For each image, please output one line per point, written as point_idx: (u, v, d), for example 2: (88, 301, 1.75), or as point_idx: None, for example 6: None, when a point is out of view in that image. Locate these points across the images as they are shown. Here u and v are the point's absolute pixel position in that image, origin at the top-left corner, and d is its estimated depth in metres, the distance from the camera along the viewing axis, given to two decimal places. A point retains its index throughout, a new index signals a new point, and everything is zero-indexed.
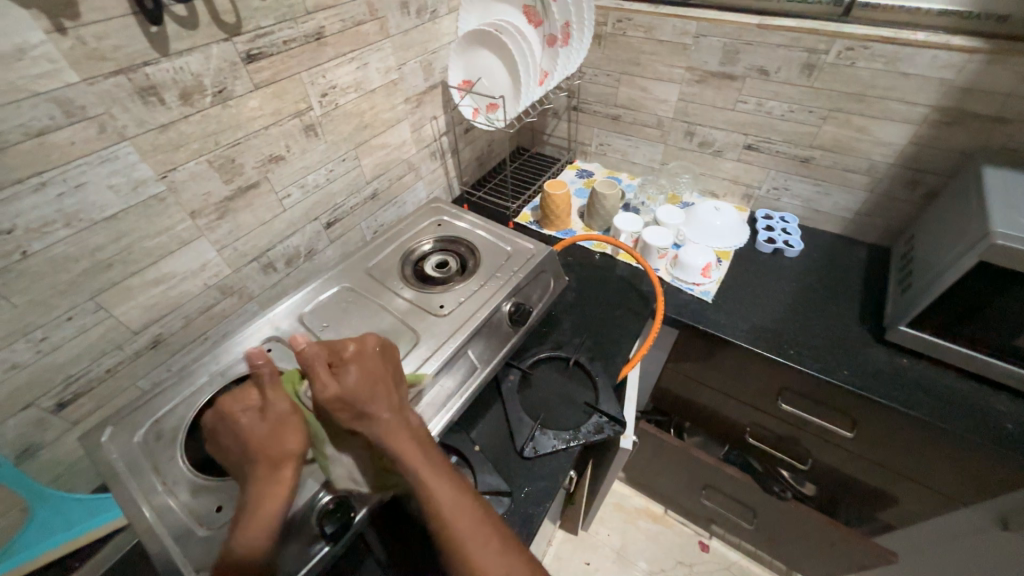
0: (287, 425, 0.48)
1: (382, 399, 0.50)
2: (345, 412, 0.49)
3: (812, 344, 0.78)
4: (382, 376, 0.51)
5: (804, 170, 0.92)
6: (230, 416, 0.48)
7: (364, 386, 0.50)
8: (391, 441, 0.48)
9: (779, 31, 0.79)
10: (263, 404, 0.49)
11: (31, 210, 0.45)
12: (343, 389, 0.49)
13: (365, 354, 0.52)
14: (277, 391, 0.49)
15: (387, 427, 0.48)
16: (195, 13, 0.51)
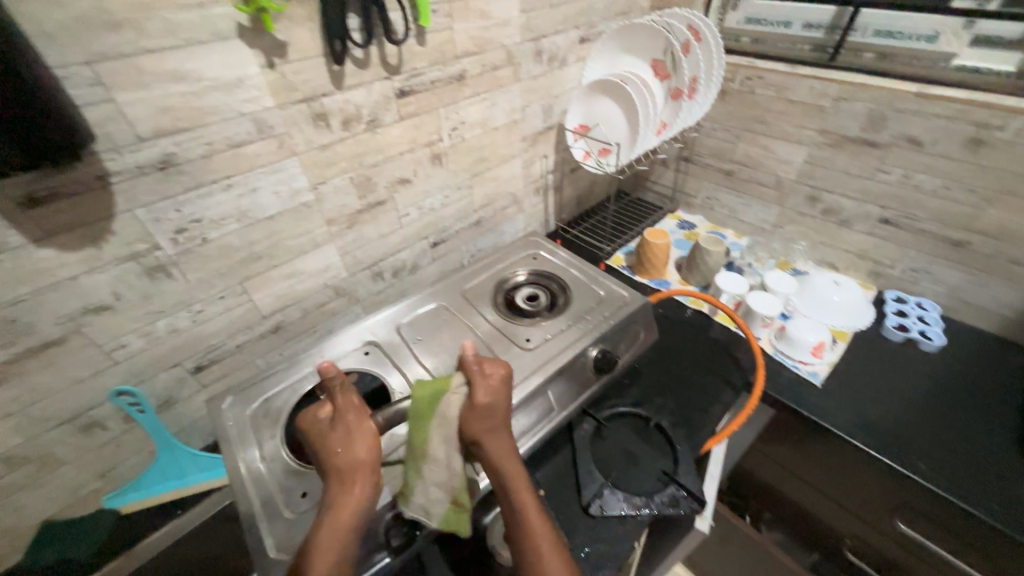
0: (356, 435, 0.48)
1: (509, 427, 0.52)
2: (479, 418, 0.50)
3: (947, 460, 0.65)
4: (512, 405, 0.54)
5: (955, 254, 0.80)
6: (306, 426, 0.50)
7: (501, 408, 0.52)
8: (510, 472, 0.49)
9: (941, 102, 0.71)
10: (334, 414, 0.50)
11: (216, 205, 0.55)
12: (489, 403, 0.51)
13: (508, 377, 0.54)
14: (346, 399, 0.50)
15: (499, 442, 0.50)
16: (369, 56, 0.59)
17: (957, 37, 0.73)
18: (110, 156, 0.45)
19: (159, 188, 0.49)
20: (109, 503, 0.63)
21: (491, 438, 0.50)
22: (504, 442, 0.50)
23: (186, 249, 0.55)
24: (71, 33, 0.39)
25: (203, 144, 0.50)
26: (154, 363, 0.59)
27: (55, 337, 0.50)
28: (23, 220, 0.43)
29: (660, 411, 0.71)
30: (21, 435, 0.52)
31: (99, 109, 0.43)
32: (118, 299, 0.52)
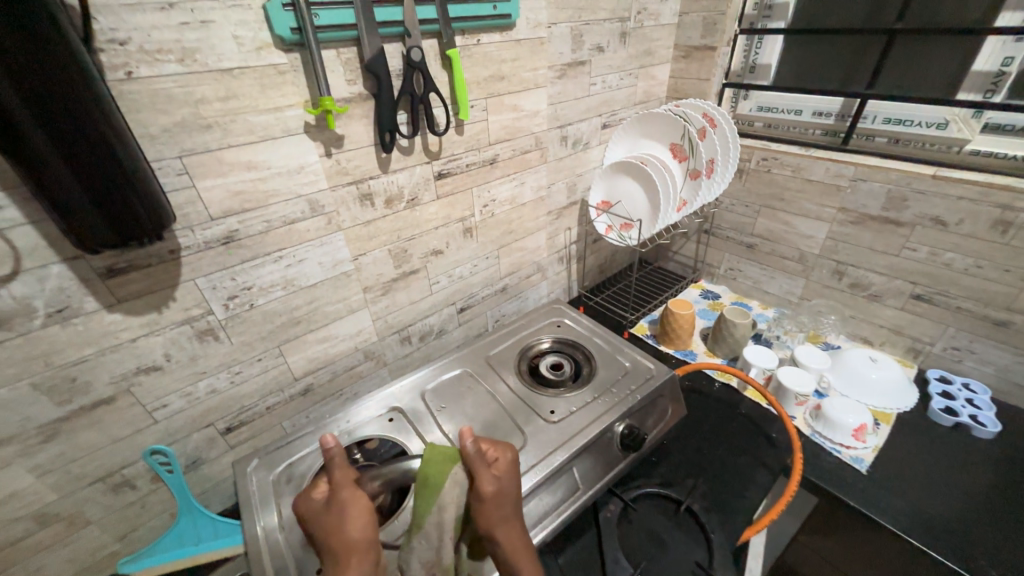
0: (352, 509, 0.45)
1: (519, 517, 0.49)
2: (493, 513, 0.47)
3: (1022, 566, 0.58)
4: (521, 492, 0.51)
5: (998, 334, 0.77)
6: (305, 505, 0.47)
7: (511, 499, 0.49)
8: (525, 569, 0.46)
9: (960, 184, 0.73)
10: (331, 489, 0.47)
11: (267, 275, 0.60)
12: (504, 496, 0.48)
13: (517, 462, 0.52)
14: (344, 475, 0.48)
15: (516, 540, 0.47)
16: (413, 145, 0.66)
17: (968, 125, 0.75)
18: (183, 233, 0.51)
19: (220, 260, 0.55)
20: (123, 568, 0.61)
21: (501, 534, 0.47)
22: (516, 536, 0.48)
23: (235, 313, 0.59)
24: (170, 134, 0.46)
25: (263, 221, 0.56)
26: (190, 423, 0.61)
27: (107, 395, 0.53)
28: (101, 288, 0.48)
29: (692, 494, 0.67)
30: (57, 492, 0.53)
31: (182, 193, 0.49)
32: (167, 360, 0.56)
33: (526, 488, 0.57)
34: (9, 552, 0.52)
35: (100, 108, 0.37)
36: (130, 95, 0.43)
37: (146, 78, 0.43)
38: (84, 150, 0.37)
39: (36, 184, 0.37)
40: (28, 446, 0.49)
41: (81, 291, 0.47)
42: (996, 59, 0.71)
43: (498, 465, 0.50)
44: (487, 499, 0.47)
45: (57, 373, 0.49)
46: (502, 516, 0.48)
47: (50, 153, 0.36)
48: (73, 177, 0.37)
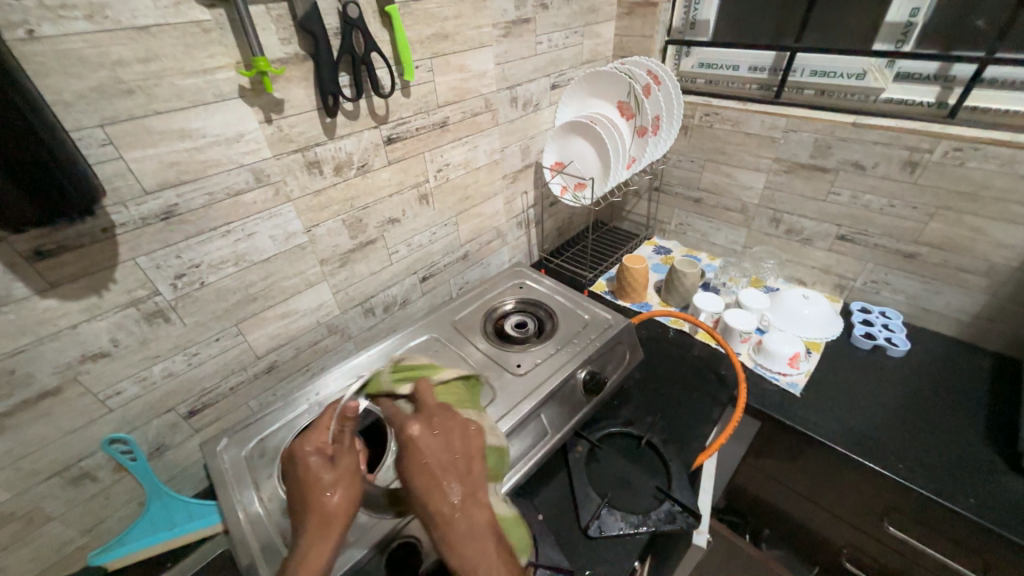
0: (346, 479, 0.48)
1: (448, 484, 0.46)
2: (420, 469, 0.47)
3: (923, 458, 0.69)
4: (445, 455, 0.48)
5: (908, 265, 0.87)
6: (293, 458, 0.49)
7: (445, 456, 0.48)
8: (453, 535, 0.44)
9: (876, 130, 0.80)
10: (332, 454, 0.49)
11: (215, 251, 0.57)
12: (428, 445, 0.48)
13: (457, 433, 0.50)
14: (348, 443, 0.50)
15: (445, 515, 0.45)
16: (359, 109, 0.64)
17: (882, 75, 0.82)
18: (117, 209, 0.48)
19: (161, 237, 0.52)
20: (94, 560, 0.61)
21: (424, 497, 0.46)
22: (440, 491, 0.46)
23: (184, 293, 0.57)
24: (88, 100, 0.43)
25: (205, 193, 0.54)
26: (149, 408, 0.59)
27: (52, 386, 0.50)
28: (30, 272, 0.45)
29: (650, 430, 0.74)
30: (10, 490, 0.51)
31: (110, 166, 0.46)
32: (116, 345, 0.53)
33: None
34: None
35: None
36: (36, 57, 0.39)
37: (51, 37, 0.40)
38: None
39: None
40: None
41: (9, 277, 0.44)
42: (905, 10, 0.77)
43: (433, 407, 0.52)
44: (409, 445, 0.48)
45: None
46: (419, 474, 0.46)
47: None
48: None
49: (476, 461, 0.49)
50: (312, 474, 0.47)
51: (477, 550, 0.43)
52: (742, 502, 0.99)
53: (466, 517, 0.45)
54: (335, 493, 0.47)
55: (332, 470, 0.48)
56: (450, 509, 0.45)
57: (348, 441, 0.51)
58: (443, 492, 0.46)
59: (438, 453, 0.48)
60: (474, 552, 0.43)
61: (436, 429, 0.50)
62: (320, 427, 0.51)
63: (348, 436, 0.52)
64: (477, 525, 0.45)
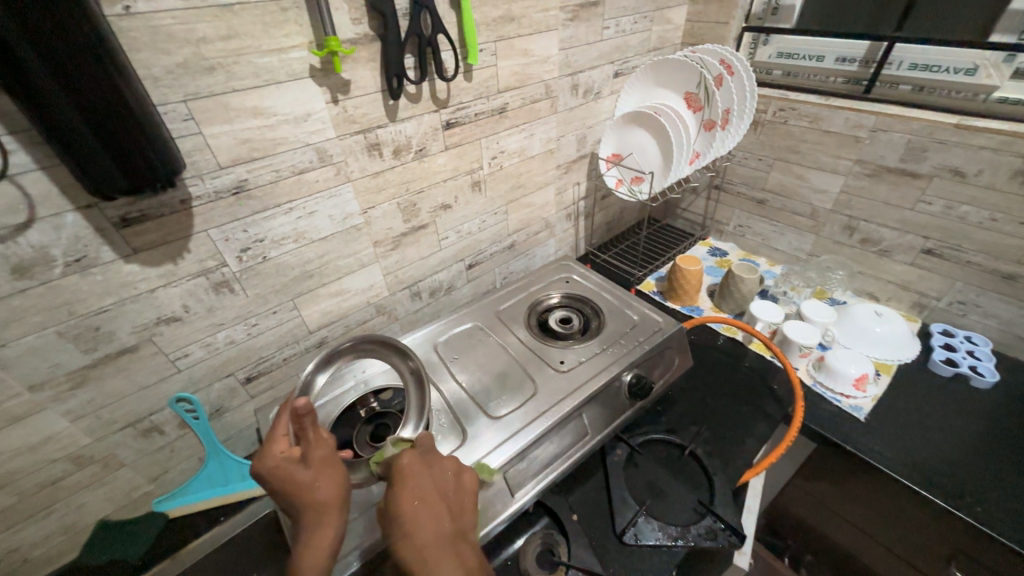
0: (328, 469, 0.48)
1: (439, 517, 0.46)
2: (409, 504, 0.46)
3: (1005, 503, 0.62)
4: (433, 493, 0.47)
5: (1005, 288, 0.77)
6: (264, 468, 0.47)
7: (430, 500, 0.47)
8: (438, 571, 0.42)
9: (984, 133, 0.71)
10: (302, 455, 0.48)
11: (278, 227, 0.59)
12: (418, 479, 0.48)
13: (453, 472, 0.50)
14: (319, 438, 0.49)
15: (429, 551, 0.43)
16: (421, 92, 0.63)
17: (998, 71, 0.73)
18: (194, 182, 0.50)
19: (231, 211, 0.54)
20: (158, 507, 0.66)
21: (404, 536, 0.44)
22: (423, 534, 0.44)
23: (249, 266, 0.59)
24: (174, 76, 0.45)
25: (272, 170, 0.55)
26: (212, 372, 0.63)
27: (130, 344, 0.54)
28: (117, 237, 0.48)
29: (695, 440, 0.70)
30: (91, 436, 0.55)
31: (190, 141, 0.48)
32: (186, 311, 0.56)
33: (534, 434, 0.59)
34: (52, 489, 0.55)
35: (105, 48, 0.36)
36: (131, 32, 0.41)
37: (145, 13, 0.41)
38: (97, 103, 0.37)
39: (66, 150, 0.38)
40: (60, 391, 0.51)
41: (98, 241, 0.47)
42: None
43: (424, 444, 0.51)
44: (405, 475, 0.48)
45: (81, 323, 0.50)
46: (410, 508, 0.46)
47: (62, 103, 0.35)
48: (95, 136, 0.38)
49: (467, 500, 0.49)
50: (288, 475, 0.47)
51: None
52: (784, 523, 0.94)
53: (458, 550, 0.44)
54: (320, 483, 0.47)
55: (309, 468, 0.47)
56: (437, 545, 0.44)
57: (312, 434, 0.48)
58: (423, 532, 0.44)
59: (430, 488, 0.47)
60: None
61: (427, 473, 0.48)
62: (276, 436, 0.49)
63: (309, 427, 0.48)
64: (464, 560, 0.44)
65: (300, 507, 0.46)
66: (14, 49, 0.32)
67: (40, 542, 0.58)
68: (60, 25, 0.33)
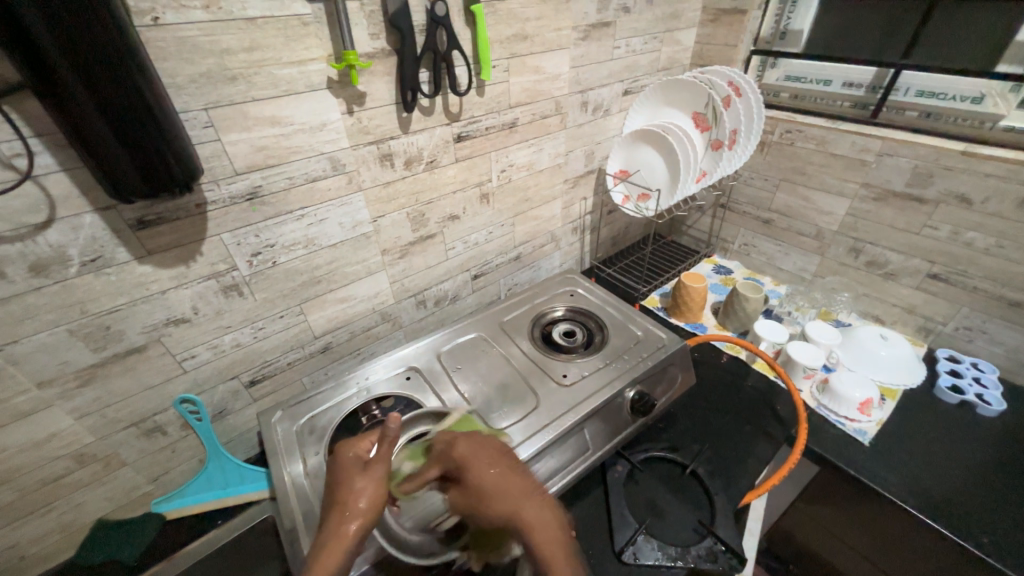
0: (375, 479, 0.48)
1: (506, 481, 0.50)
2: (472, 481, 0.50)
3: (1014, 535, 0.61)
4: (487, 459, 0.52)
5: (1012, 315, 0.77)
6: (342, 457, 0.50)
7: (488, 462, 0.51)
8: (530, 522, 0.46)
9: (991, 161, 0.71)
10: (368, 459, 0.49)
11: (289, 233, 0.60)
12: (469, 456, 0.51)
13: (493, 445, 0.54)
14: (387, 450, 0.49)
15: (511, 510, 0.47)
16: (434, 105, 0.65)
17: (1004, 100, 0.73)
18: (209, 187, 0.51)
19: (244, 216, 0.55)
20: (157, 508, 0.65)
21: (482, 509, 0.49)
22: (499, 499, 0.48)
23: (258, 271, 0.60)
24: (196, 85, 0.46)
25: (286, 178, 0.56)
26: (217, 374, 0.63)
27: (139, 344, 0.54)
28: (132, 239, 0.49)
29: (698, 459, 0.70)
30: (95, 434, 0.56)
31: (209, 147, 0.49)
32: (195, 313, 0.57)
33: (536, 447, 0.59)
34: (53, 486, 0.56)
35: (135, 61, 0.37)
36: (157, 42, 0.43)
37: (172, 25, 0.43)
38: (125, 114, 0.38)
39: (86, 147, 0.39)
40: (67, 389, 0.51)
41: (114, 242, 0.48)
42: None
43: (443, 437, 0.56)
44: (456, 457, 0.51)
45: (93, 321, 0.50)
46: (475, 483, 0.49)
47: (91, 113, 0.37)
48: (115, 139, 0.39)
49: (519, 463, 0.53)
50: (347, 477, 0.48)
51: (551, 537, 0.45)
52: (785, 546, 0.93)
53: (535, 503, 0.48)
54: (365, 494, 0.46)
55: (364, 474, 0.48)
56: (515, 505, 0.47)
57: (383, 450, 0.49)
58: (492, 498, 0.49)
59: (483, 460, 0.51)
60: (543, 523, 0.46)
61: (475, 454, 0.52)
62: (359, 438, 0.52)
63: (389, 432, 0.48)
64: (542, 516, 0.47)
65: (330, 507, 0.47)
66: (46, 56, 0.33)
67: (38, 539, 0.58)
68: (97, 43, 0.34)
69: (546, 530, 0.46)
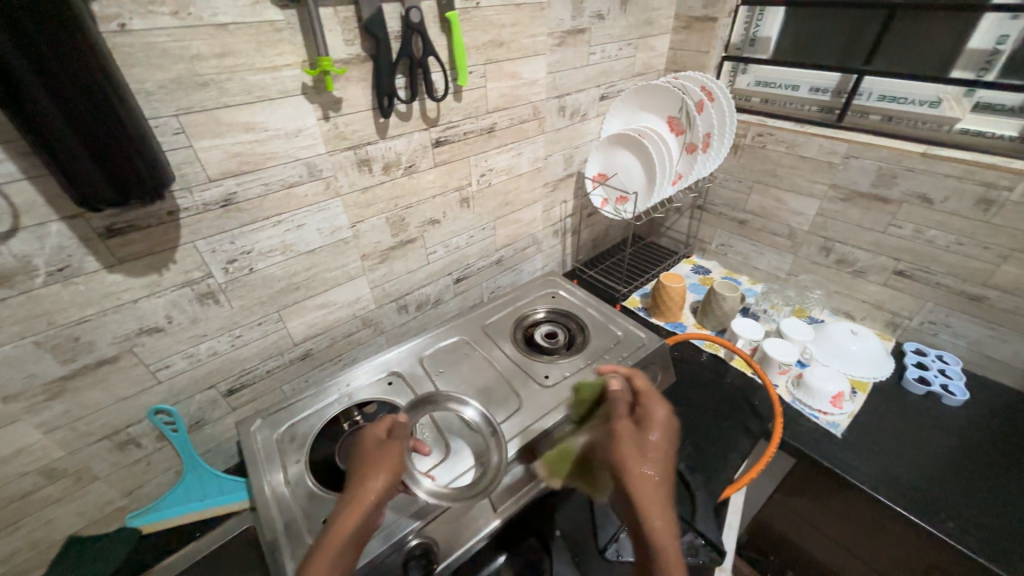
0: (391, 452, 0.52)
1: (660, 462, 0.51)
2: (641, 439, 0.53)
3: (978, 519, 0.63)
4: (666, 441, 0.53)
5: (973, 309, 0.81)
6: (363, 436, 0.54)
7: (665, 444, 0.52)
8: (647, 501, 0.48)
9: (949, 162, 0.75)
10: (385, 438, 0.54)
11: (266, 239, 0.60)
12: (658, 428, 0.53)
13: (675, 436, 0.55)
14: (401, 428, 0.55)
15: (642, 481, 0.49)
16: (411, 110, 0.65)
17: (959, 104, 0.77)
18: (182, 194, 0.51)
19: (218, 223, 0.55)
20: (132, 522, 0.64)
21: (635, 473, 0.49)
22: (654, 481, 0.49)
23: (235, 278, 0.59)
24: (166, 91, 0.45)
25: (261, 184, 0.56)
26: (193, 384, 0.62)
27: (110, 355, 0.53)
28: (101, 247, 0.48)
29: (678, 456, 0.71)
30: (65, 449, 0.54)
31: (180, 154, 0.49)
32: (169, 322, 0.56)
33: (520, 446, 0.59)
34: (21, 503, 0.54)
35: (104, 71, 0.37)
36: (124, 48, 0.42)
37: (140, 31, 0.42)
38: (94, 125, 0.38)
39: (48, 153, 0.38)
40: (35, 403, 0.50)
41: (82, 251, 0.47)
42: (993, 36, 0.72)
43: (645, 392, 0.58)
44: (649, 417, 0.55)
45: (61, 332, 0.49)
46: (642, 442, 0.52)
47: (60, 125, 0.36)
48: (87, 153, 0.39)
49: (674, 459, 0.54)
50: (366, 452, 0.52)
51: (660, 524, 0.46)
52: (766, 540, 0.95)
53: (666, 499, 0.49)
54: (382, 464, 0.50)
55: (381, 449, 0.52)
56: (651, 481, 0.49)
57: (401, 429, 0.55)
58: (651, 476, 0.49)
59: (664, 438, 0.53)
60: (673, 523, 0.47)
61: (665, 433, 0.53)
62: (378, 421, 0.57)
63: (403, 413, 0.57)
64: (663, 505, 0.48)
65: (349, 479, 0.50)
66: (13, 70, 0.33)
67: (5, 559, 0.56)
68: (64, 54, 0.34)
69: (660, 515, 0.47)
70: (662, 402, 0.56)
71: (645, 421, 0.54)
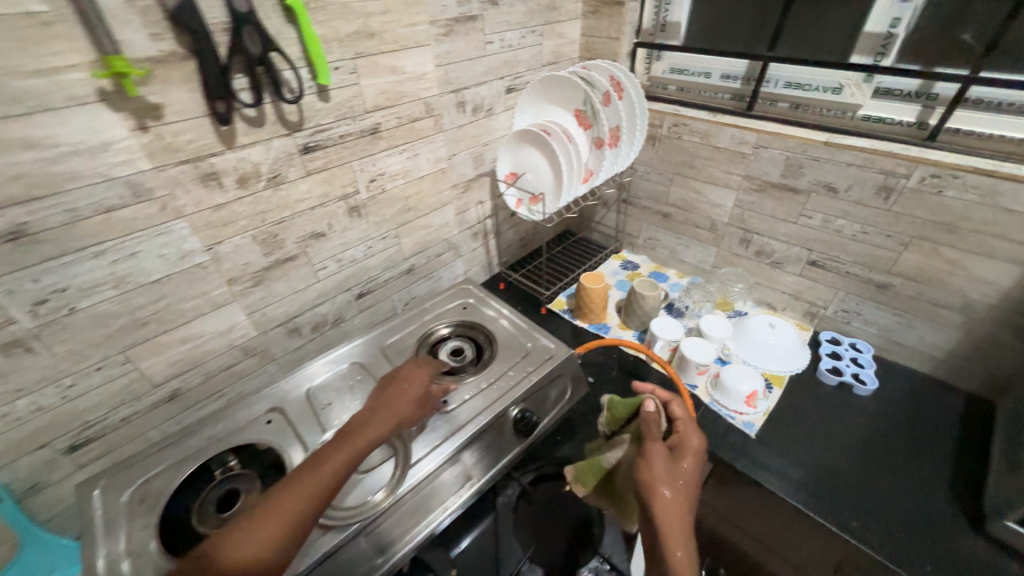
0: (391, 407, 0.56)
1: (682, 487, 0.47)
2: (671, 459, 0.49)
3: (881, 514, 0.63)
4: (694, 470, 0.50)
5: (880, 297, 0.81)
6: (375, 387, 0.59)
7: (692, 473, 0.49)
8: (668, 516, 0.44)
9: (850, 150, 0.73)
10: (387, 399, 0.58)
11: (86, 274, 0.51)
12: (689, 456, 0.50)
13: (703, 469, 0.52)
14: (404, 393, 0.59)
15: (666, 497, 0.45)
16: (264, 114, 0.57)
17: (861, 90, 0.76)
18: None
19: (8, 260, 0.45)
20: None
21: (655, 486, 0.46)
22: (676, 500, 0.46)
23: (49, 321, 0.50)
24: None
25: (65, 211, 0.47)
26: (15, 446, 0.53)
27: None
28: None
29: None
30: None
31: None
32: None
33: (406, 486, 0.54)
34: None
35: None
36: None
37: None
38: None
39: None
40: None
41: None
42: (886, 19, 0.70)
43: (680, 419, 0.54)
44: (682, 442, 0.52)
45: None
46: (669, 462, 0.49)
47: None
48: None
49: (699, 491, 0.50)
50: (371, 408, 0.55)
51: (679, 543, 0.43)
52: None
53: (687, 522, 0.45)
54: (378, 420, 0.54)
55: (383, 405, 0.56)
56: (673, 498, 0.46)
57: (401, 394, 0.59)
58: (671, 494, 0.46)
59: (694, 466, 0.50)
60: (695, 553, 0.43)
61: (696, 464, 0.50)
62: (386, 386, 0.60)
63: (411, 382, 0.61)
64: (683, 525, 0.45)
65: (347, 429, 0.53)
66: None
67: None
68: None
69: (678, 534, 0.43)
70: (698, 435, 0.53)
71: (679, 447, 0.51)
